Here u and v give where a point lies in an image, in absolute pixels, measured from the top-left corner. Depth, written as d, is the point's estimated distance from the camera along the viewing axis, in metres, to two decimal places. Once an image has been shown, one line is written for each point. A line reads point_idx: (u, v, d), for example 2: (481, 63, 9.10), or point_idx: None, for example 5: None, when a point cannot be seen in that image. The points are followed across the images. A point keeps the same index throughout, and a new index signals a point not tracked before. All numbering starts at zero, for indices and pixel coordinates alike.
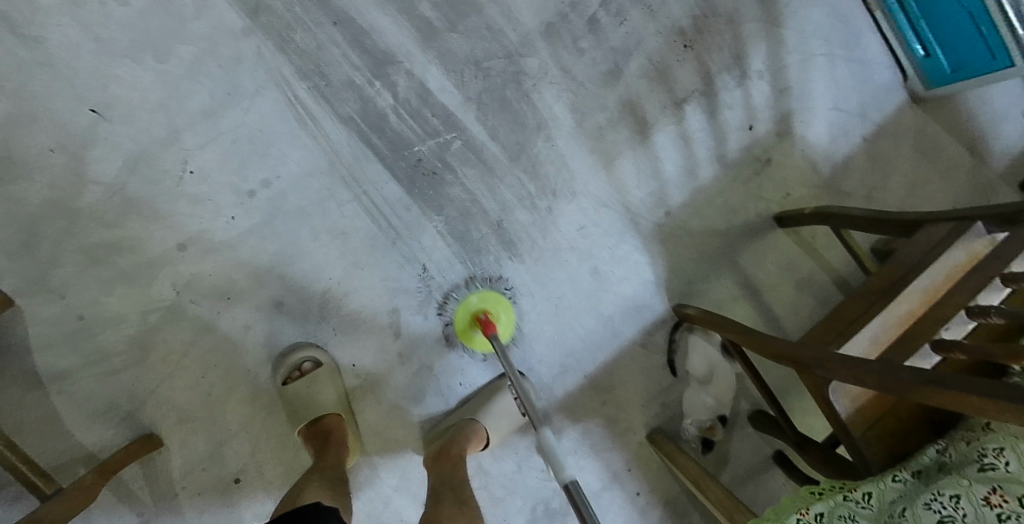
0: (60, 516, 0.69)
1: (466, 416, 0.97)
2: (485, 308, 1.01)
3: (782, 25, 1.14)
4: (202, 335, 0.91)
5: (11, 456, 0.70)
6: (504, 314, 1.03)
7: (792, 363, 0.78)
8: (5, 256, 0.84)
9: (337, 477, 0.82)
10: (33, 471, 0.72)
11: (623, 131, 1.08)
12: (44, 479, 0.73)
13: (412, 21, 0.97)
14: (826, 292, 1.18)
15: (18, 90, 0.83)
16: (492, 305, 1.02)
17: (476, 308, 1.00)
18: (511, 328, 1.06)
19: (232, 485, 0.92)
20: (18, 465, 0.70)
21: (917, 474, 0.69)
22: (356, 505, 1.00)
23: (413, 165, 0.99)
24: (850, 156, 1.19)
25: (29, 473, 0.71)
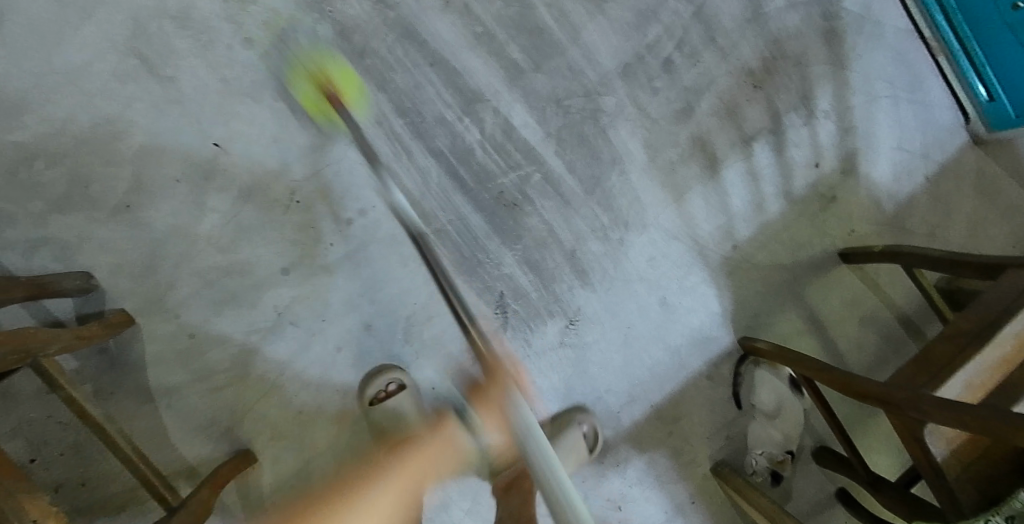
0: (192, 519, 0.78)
1: None
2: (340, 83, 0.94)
3: (849, 68, 1.17)
4: (297, 356, 0.98)
5: (144, 467, 0.81)
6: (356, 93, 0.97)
7: (880, 402, 0.81)
8: (128, 278, 0.93)
9: None
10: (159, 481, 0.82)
11: (693, 167, 1.12)
12: (169, 491, 0.83)
13: (500, 62, 1.04)
14: (890, 329, 1.19)
15: (149, 125, 0.93)
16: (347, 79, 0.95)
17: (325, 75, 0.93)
18: (366, 110, 0.99)
19: None
20: (149, 477, 0.81)
21: (1010, 520, 0.69)
22: None
23: (495, 197, 1.04)
24: (913, 194, 1.21)
25: (158, 485, 0.81)
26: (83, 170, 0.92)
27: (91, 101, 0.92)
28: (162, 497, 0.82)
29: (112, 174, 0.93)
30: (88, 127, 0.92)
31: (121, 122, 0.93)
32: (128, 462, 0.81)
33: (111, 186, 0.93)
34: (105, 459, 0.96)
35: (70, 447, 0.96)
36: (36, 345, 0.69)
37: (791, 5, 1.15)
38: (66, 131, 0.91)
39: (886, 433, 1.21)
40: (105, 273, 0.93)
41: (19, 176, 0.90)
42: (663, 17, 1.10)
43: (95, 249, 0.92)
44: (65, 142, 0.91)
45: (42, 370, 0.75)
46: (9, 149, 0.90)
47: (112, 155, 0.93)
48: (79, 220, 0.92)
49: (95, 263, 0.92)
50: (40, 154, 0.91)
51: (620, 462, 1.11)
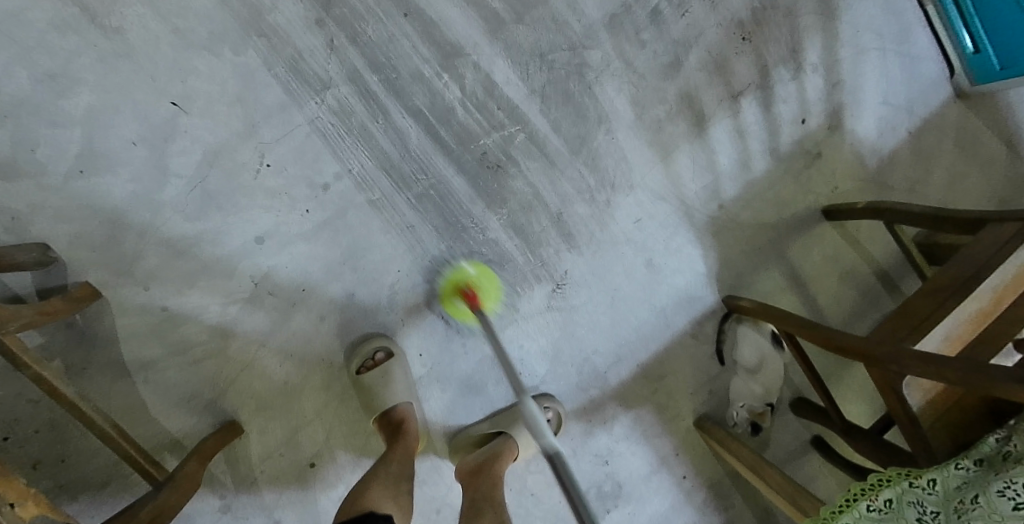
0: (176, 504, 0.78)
1: (501, 429, 0.98)
2: None
3: (838, 18, 1.14)
4: (278, 326, 0.96)
5: (127, 446, 0.79)
6: None
7: (861, 357, 0.83)
8: (88, 248, 0.89)
9: (404, 473, 0.84)
10: (143, 458, 0.81)
11: (680, 124, 1.09)
12: (154, 466, 0.82)
13: (480, 12, 0.98)
14: (868, 284, 1.21)
15: (97, 82, 0.87)
16: None
17: None
18: None
19: (308, 468, 0.99)
20: (131, 452, 0.80)
21: (978, 462, 0.70)
22: (418, 488, 1.04)
23: (478, 158, 1.00)
24: (896, 150, 1.21)
25: (141, 461, 0.80)
26: (28, 132, 0.86)
27: (28, 54, 0.85)
28: (146, 472, 0.81)
29: (61, 136, 0.87)
30: (29, 86, 0.85)
31: (65, 79, 0.86)
32: (108, 440, 0.78)
33: (61, 149, 0.87)
34: (84, 435, 0.93)
35: (47, 423, 0.92)
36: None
37: None
38: (3, 90, 0.84)
39: (862, 382, 1.25)
40: (65, 245, 0.88)
41: None
42: None
43: (52, 219, 0.88)
44: (2, 101, 0.85)
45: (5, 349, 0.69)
46: None
47: (58, 115, 0.86)
48: (28, 187, 0.87)
49: (51, 234, 0.88)
50: None
51: (607, 420, 1.13)
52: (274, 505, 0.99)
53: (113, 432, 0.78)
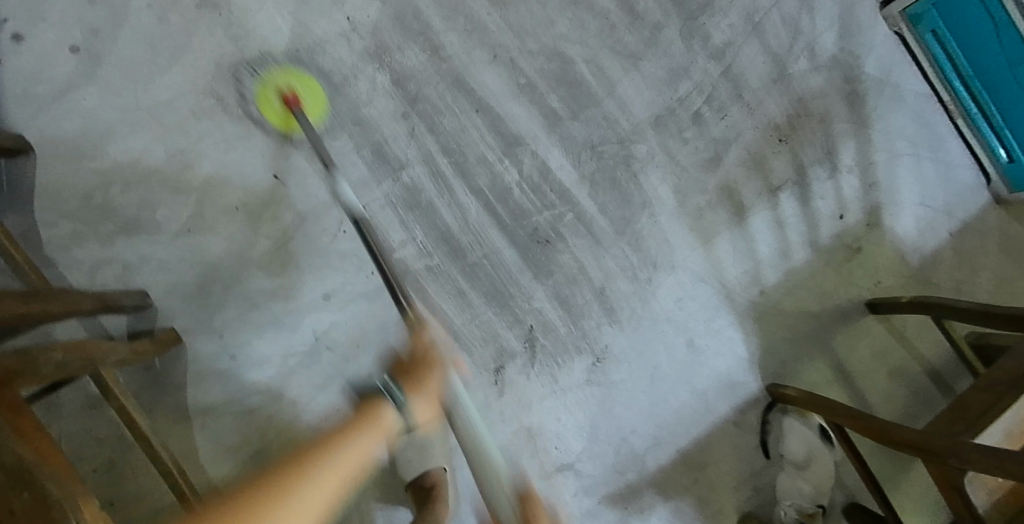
0: None
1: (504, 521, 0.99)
2: (293, 88, 0.99)
3: (870, 127, 1.23)
4: (330, 382, 0.98)
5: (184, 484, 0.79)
6: (311, 95, 1.00)
7: (916, 450, 0.79)
8: (180, 298, 0.95)
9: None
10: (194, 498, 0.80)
11: (721, 213, 1.15)
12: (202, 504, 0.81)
13: (540, 109, 1.10)
14: (919, 383, 1.18)
15: (219, 157, 0.98)
16: (298, 84, 0.99)
17: (284, 89, 0.98)
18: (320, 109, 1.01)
19: None
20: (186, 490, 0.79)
21: None
22: None
23: (530, 234, 1.08)
24: (937, 249, 1.24)
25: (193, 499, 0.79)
26: (153, 197, 0.96)
27: (169, 134, 0.97)
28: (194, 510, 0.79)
29: (179, 201, 0.96)
30: (164, 159, 0.96)
31: (193, 154, 0.97)
32: (166, 474, 0.79)
33: (175, 212, 0.96)
34: (141, 480, 0.94)
35: (104, 463, 0.93)
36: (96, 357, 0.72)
37: (815, 67, 1.21)
38: (142, 162, 0.96)
39: (922, 492, 1.17)
40: (162, 294, 0.95)
41: (94, 201, 0.94)
42: (693, 74, 1.16)
43: (155, 269, 0.95)
44: (139, 170, 0.96)
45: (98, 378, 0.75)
46: (88, 175, 0.94)
47: (181, 183, 0.97)
48: (143, 242, 0.95)
49: (152, 282, 0.95)
50: (117, 180, 0.95)
51: (644, 509, 1.08)
52: None
53: (173, 467, 0.79)
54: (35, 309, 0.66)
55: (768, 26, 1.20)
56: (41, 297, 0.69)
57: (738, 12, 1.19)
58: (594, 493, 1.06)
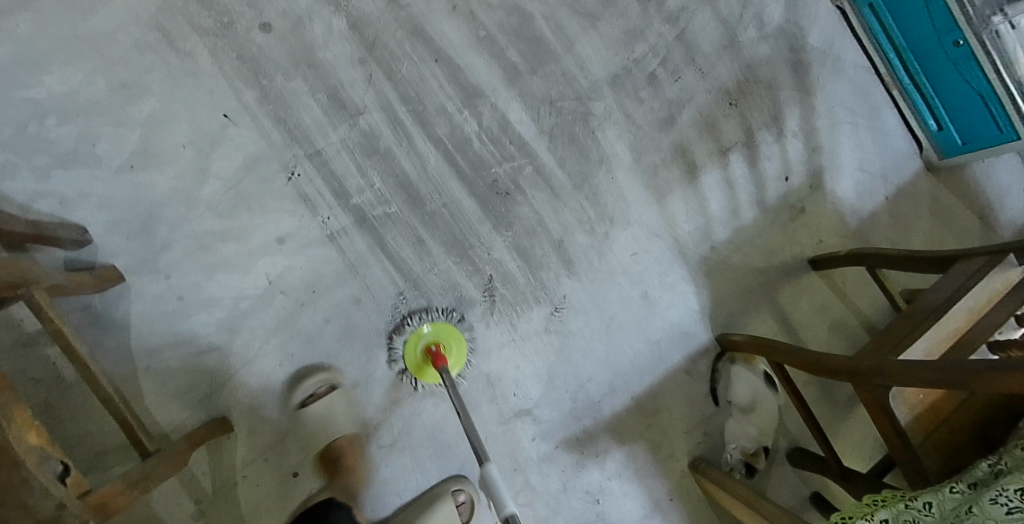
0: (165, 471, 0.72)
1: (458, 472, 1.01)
2: (438, 340, 1.02)
3: (813, 94, 1.29)
4: (285, 325, 0.97)
5: (127, 412, 0.76)
6: (456, 347, 1.04)
7: (848, 375, 0.84)
8: (123, 236, 0.93)
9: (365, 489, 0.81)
10: (138, 427, 0.76)
11: (675, 171, 1.20)
12: (148, 437, 0.77)
13: (500, 63, 1.12)
14: (856, 335, 1.25)
15: (164, 93, 0.96)
16: (443, 337, 1.03)
17: (428, 339, 1.01)
18: (459, 364, 1.05)
19: (291, 479, 0.96)
20: (130, 421, 0.76)
21: (971, 485, 0.71)
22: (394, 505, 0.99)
23: (489, 185, 1.10)
24: (875, 212, 1.32)
25: (136, 429, 0.76)
26: (91, 130, 0.93)
27: (112, 67, 0.94)
28: (137, 441, 0.76)
29: (120, 135, 0.94)
30: (104, 91, 0.94)
31: (136, 88, 0.95)
32: (109, 405, 0.75)
33: (117, 146, 0.94)
34: (76, 422, 0.91)
35: (40, 404, 0.90)
36: (26, 277, 0.66)
37: (763, 35, 1.27)
38: (79, 94, 0.93)
39: (859, 437, 1.24)
40: (101, 230, 0.93)
41: (29, 132, 0.91)
42: (649, 36, 1.20)
43: (95, 206, 0.93)
44: (79, 102, 0.93)
45: (32, 303, 0.70)
46: (21, 105, 0.91)
47: (123, 118, 0.94)
48: (82, 176, 0.93)
49: (91, 220, 0.93)
50: (52, 112, 0.92)
51: (599, 453, 1.11)
52: (250, 515, 0.95)
53: (116, 397, 0.75)
54: None
55: None
56: None
57: None
58: (550, 438, 1.09)
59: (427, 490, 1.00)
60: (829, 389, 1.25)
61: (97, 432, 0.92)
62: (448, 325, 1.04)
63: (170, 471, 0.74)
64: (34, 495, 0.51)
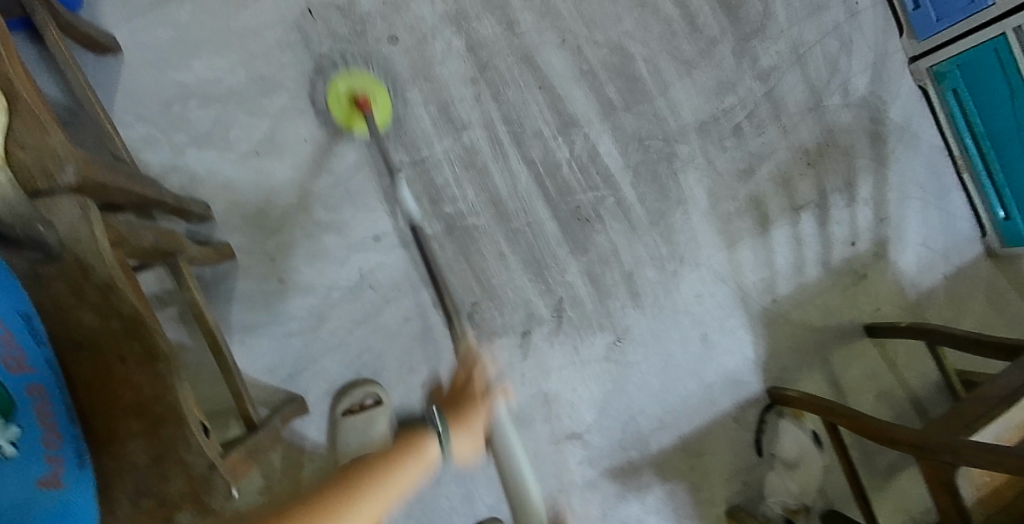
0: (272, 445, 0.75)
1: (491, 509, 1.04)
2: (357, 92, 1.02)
3: (888, 167, 1.33)
4: (366, 318, 1.01)
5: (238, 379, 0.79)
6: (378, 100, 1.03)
7: (911, 449, 0.85)
8: (240, 217, 0.98)
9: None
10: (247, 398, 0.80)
11: (747, 222, 1.23)
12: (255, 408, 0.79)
13: (598, 97, 1.16)
14: (902, 407, 1.27)
15: (294, 88, 1.01)
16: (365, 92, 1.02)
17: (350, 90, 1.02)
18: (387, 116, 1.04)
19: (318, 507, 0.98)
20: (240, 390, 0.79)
21: None
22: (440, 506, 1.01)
23: (572, 210, 1.13)
24: (933, 288, 1.34)
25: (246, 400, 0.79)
26: (227, 116, 0.98)
27: (253, 59, 1.00)
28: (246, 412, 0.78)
29: (252, 123, 0.99)
30: (243, 81, 0.99)
31: (272, 81, 1.00)
32: (225, 372, 0.79)
33: (247, 133, 0.99)
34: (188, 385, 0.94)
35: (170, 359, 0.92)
36: (177, 248, 0.73)
37: (847, 104, 1.31)
38: (221, 81, 0.98)
39: (893, 508, 1.25)
40: (222, 208, 0.97)
41: (172, 110, 0.97)
42: (739, 90, 1.24)
43: (219, 186, 0.97)
44: (220, 89, 0.98)
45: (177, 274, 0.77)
46: (169, 86, 0.97)
47: (256, 107, 0.99)
48: (211, 156, 0.97)
49: (213, 198, 0.97)
50: (195, 94, 0.97)
51: (642, 486, 1.13)
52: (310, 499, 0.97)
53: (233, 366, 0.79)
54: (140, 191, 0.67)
55: (811, 60, 1.29)
56: (140, 180, 0.69)
57: (786, 41, 1.28)
58: (598, 463, 1.11)
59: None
60: (870, 456, 1.26)
61: (208, 393, 0.94)
62: (365, 72, 1.04)
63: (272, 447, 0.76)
64: (191, 452, 0.52)
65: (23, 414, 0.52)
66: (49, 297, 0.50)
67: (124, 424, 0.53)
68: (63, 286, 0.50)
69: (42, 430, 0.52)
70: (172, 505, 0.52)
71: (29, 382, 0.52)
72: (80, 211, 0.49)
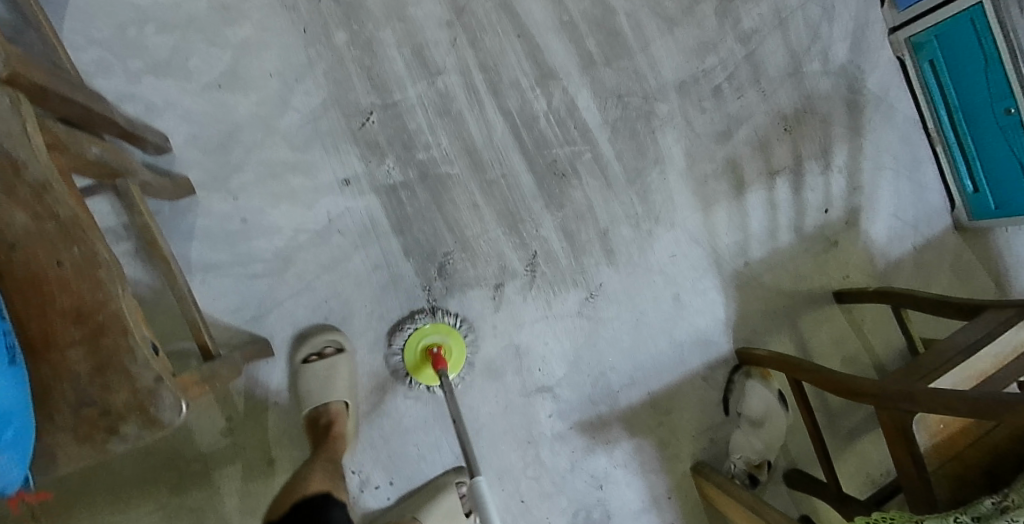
0: (228, 377, 0.74)
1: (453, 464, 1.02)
2: (439, 341, 1.01)
3: (863, 136, 1.34)
4: (334, 263, 0.99)
5: (196, 311, 0.77)
6: (455, 351, 1.04)
7: (871, 400, 0.86)
8: (200, 151, 0.95)
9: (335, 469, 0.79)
10: (205, 331, 0.77)
11: (724, 185, 1.23)
12: (213, 342, 0.78)
13: (577, 50, 1.14)
14: (866, 372, 1.29)
15: (261, 21, 0.97)
16: (446, 344, 1.02)
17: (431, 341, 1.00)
18: (458, 363, 1.05)
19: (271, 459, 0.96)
20: (198, 321, 0.76)
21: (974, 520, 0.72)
22: (405, 456, 1.00)
23: (548, 164, 1.12)
24: (901, 259, 1.36)
25: (204, 333, 0.76)
26: (186, 44, 0.95)
27: None
28: (204, 343, 0.76)
29: (213, 54, 0.96)
30: (205, 10, 0.96)
31: (237, 13, 0.97)
32: (180, 301, 0.77)
33: (208, 64, 0.95)
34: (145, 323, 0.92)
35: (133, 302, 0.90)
36: (127, 167, 0.70)
37: (825, 70, 1.31)
38: (182, 8, 0.95)
39: (853, 469, 1.28)
40: (181, 141, 0.94)
41: (127, 35, 0.93)
42: (720, 51, 1.24)
43: (179, 117, 0.94)
44: (180, 16, 0.95)
45: (125, 195, 0.74)
46: (125, 9, 0.93)
47: (219, 38, 0.96)
48: (170, 87, 0.94)
49: (172, 130, 0.94)
50: (152, 20, 0.94)
51: (610, 441, 1.13)
52: (274, 443, 0.96)
53: (188, 295, 0.77)
54: (88, 101, 0.64)
55: (792, 24, 1.29)
56: (91, 93, 0.66)
57: (768, 4, 1.27)
58: (567, 417, 1.11)
59: (432, 480, 1.01)
60: (833, 419, 1.28)
61: (166, 330, 0.92)
62: (439, 322, 1.03)
63: (230, 378, 0.75)
64: (136, 363, 0.51)
65: None
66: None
67: (62, 333, 0.50)
68: None
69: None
70: (118, 415, 0.51)
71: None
72: (9, 103, 0.47)
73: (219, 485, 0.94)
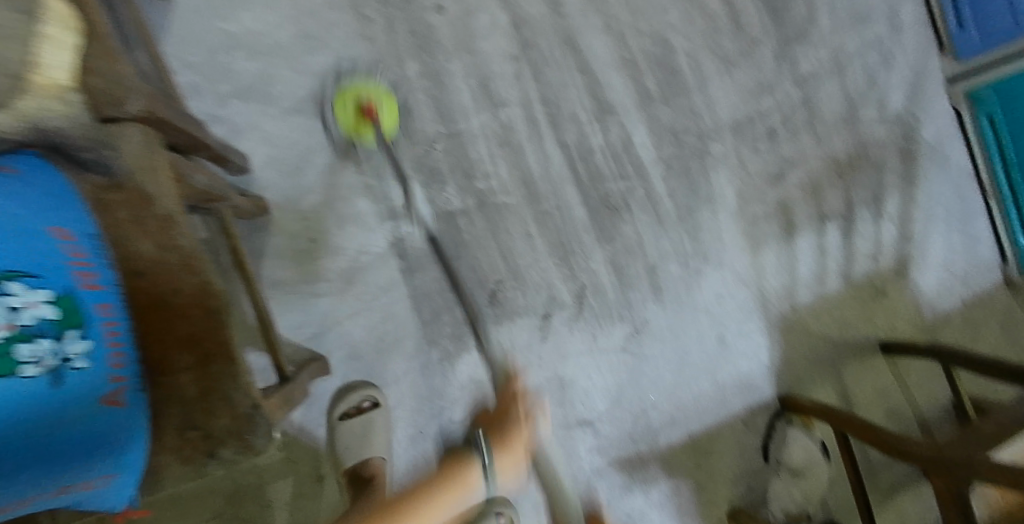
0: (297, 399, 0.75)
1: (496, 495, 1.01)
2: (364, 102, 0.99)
3: (917, 186, 1.32)
4: (392, 285, 1.00)
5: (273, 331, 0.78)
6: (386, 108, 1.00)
7: (923, 462, 0.84)
8: (276, 173, 0.97)
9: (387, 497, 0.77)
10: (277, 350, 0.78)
11: (774, 227, 1.23)
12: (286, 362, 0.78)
13: (636, 86, 1.16)
14: (909, 426, 1.27)
15: (338, 48, 1.01)
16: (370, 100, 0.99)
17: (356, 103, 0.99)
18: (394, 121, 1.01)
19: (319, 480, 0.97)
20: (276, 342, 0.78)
21: None
22: None
23: (602, 198, 1.13)
24: (950, 312, 1.34)
25: (279, 353, 0.78)
26: (272, 70, 0.98)
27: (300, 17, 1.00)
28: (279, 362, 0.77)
29: (294, 79, 0.99)
30: (289, 38, 0.99)
31: (316, 40, 1.00)
32: (262, 322, 0.78)
33: (291, 90, 0.99)
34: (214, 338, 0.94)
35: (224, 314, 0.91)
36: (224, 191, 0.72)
37: (881, 118, 1.30)
38: (268, 35, 0.98)
39: None
40: (261, 162, 0.96)
41: (217, 58, 0.96)
42: (777, 93, 1.24)
43: (258, 139, 0.97)
44: (266, 42, 0.98)
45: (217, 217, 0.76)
46: (216, 34, 0.96)
47: (299, 65, 0.99)
48: (252, 109, 0.97)
49: (254, 150, 0.96)
50: (242, 46, 0.97)
51: (648, 480, 1.12)
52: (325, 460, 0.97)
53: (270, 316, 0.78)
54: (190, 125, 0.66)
55: (850, 71, 1.29)
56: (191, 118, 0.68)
57: (826, 50, 1.28)
58: (607, 453, 1.11)
59: None
60: (873, 472, 1.26)
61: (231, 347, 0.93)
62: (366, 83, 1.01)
63: (298, 400, 0.75)
64: (237, 389, 0.51)
65: (93, 330, 0.46)
66: (105, 223, 0.49)
67: (173, 358, 0.51)
68: (122, 213, 0.49)
69: (109, 348, 0.47)
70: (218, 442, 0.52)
71: (100, 299, 0.47)
72: (142, 143, 0.52)
73: (273, 498, 0.95)
